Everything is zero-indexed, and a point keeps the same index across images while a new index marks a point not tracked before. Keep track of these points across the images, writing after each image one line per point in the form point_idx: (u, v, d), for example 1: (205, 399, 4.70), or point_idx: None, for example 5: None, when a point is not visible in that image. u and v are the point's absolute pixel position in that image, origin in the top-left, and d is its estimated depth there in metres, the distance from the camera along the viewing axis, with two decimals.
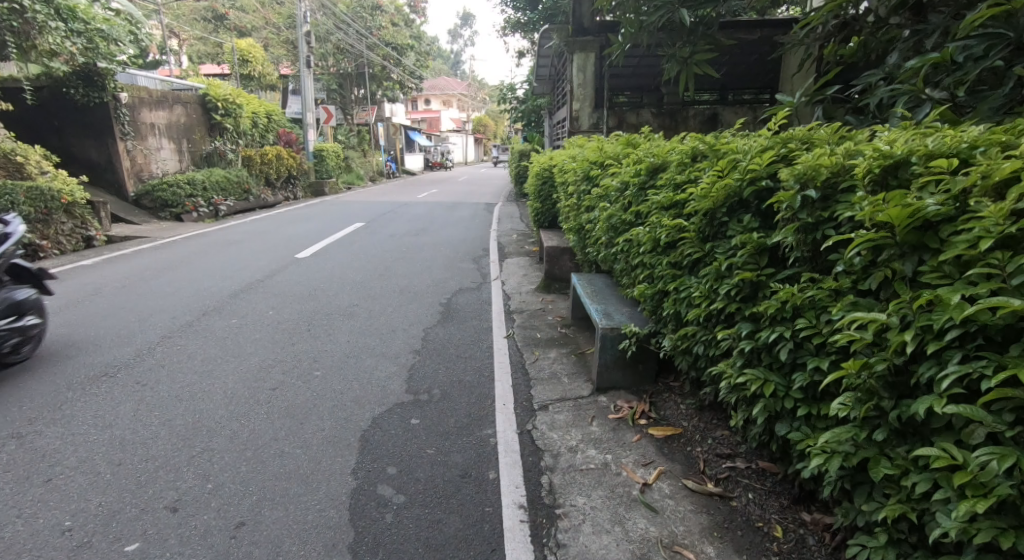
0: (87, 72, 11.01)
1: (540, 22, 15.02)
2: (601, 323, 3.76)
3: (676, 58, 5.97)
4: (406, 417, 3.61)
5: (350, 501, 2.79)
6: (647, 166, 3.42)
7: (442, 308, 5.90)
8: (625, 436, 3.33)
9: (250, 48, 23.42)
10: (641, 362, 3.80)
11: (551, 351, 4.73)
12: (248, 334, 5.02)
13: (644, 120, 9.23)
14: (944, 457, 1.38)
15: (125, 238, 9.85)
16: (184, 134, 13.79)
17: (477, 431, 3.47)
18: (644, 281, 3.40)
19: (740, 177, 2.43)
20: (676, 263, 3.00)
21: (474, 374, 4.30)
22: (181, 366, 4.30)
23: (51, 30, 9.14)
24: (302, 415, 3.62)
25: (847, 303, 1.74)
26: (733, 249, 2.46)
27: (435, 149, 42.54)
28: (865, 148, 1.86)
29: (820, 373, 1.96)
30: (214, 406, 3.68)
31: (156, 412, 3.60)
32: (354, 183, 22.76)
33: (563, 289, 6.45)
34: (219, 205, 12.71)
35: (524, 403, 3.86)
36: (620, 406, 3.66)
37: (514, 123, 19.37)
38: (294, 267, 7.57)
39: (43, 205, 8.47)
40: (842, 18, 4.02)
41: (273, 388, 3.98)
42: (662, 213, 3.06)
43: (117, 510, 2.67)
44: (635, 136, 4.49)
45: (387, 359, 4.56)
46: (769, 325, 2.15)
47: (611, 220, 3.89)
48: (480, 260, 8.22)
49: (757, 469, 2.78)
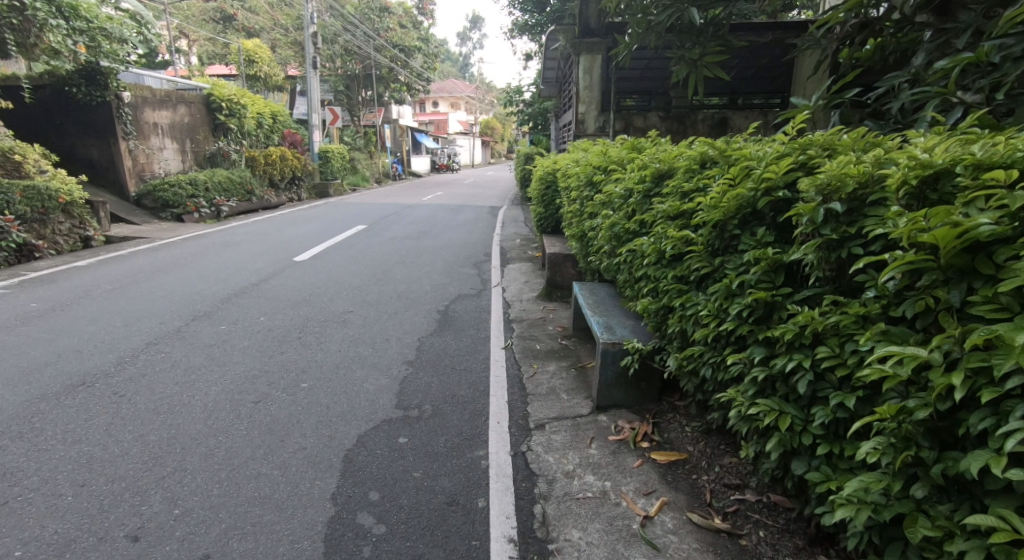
0: (90, 71, 10.91)
1: (547, 23, 14.81)
2: (601, 338, 3.54)
3: (686, 60, 5.73)
4: (394, 436, 3.41)
5: (326, 532, 2.59)
6: (652, 172, 3.22)
7: (440, 316, 5.70)
8: (626, 461, 3.12)
9: (256, 49, 23.34)
10: (644, 380, 3.59)
11: (549, 365, 4.51)
12: (236, 341, 4.84)
13: (651, 124, 8.95)
14: (1004, 529, 1.16)
15: (124, 238, 9.70)
16: (188, 134, 13.68)
17: (468, 452, 3.26)
18: (649, 294, 3.19)
19: (753, 187, 2.19)
20: (682, 278, 2.78)
21: (468, 389, 4.08)
22: (163, 376, 4.12)
23: (52, 27, 9.07)
24: (284, 431, 3.42)
25: (877, 331, 1.52)
26: (745, 265, 2.23)
27: (443, 151, 42.53)
28: (899, 155, 1.64)
29: (844, 409, 1.73)
30: (192, 420, 3.50)
31: (130, 426, 3.42)
32: (361, 183, 22.64)
33: (565, 296, 6.25)
34: (222, 206, 12.57)
35: (520, 420, 3.65)
36: (620, 427, 3.45)
37: (521, 125, 19.21)
38: (291, 270, 7.40)
39: (40, 204, 8.34)
40: (862, 17, 3.79)
41: (256, 401, 3.79)
42: (668, 223, 2.85)
43: (73, 539, 2.50)
44: (640, 141, 4.25)
45: (379, 370, 4.36)
46: (784, 352, 1.92)
47: (614, 229, 3.67)
48: (481, 265, 8.01)
49: (770, 503, 2.55)
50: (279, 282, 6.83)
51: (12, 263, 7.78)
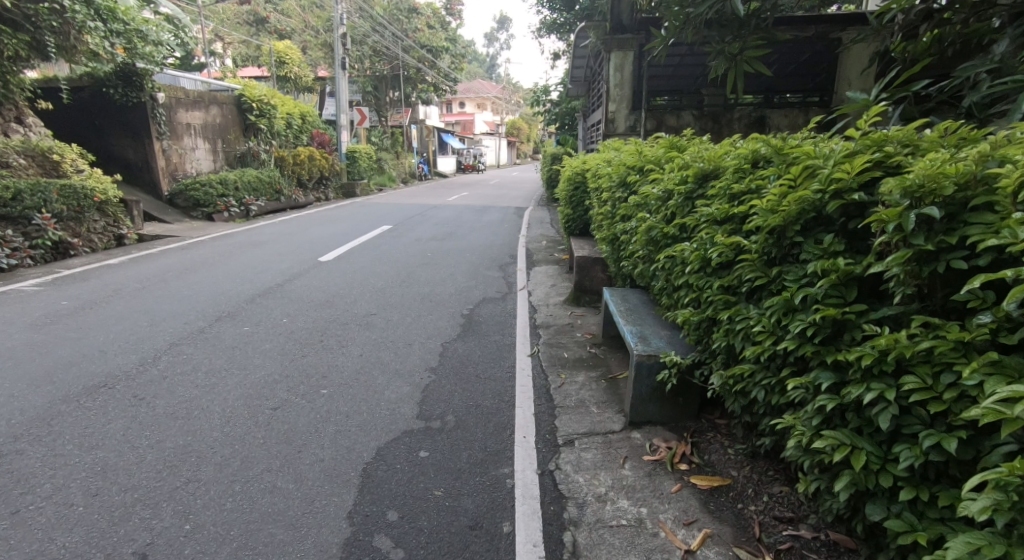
0: (127, 72, 11.02)
1: (576, 22, 14.58)
2: (636, 350, 3.31)
3: (724, 54, 5.46)
4: (415, 449, 3.21)
5: (341, 555, 2.40)
6: (695, 171, 2.98)
7: (464, 321, 5.50)
8: (663, 486, 2.88)
9: (287, 51, 23.49)
10: (682, 395, 3.34)
11: (578, 375, 4.28)
12: (258, 343, 4.68)
13: (685, 122, 8.61)
14: None
15: (156, 236, 9.72)
16: (220, 134, 13.77)
17: (492, 469, 3.05)
18: (691, 304, 2.95)
19: (819, 188, 1.94)
20: (729, 288, 2.54)
21: (493, 400, 3.87)
22: (183, 379, 3.91)
23: (90, 29, 9.07)
24: (302, 440, 3.23)
25: (988, 362, 1.31)
26: (807, 276, 1.98)
27: (470, 152, 42.45)
28: (1011, 153, 1.40)
29: (937, 450, 1.48)
30: (209, 426, 3.30)
31: (148, 430, 3.22)
32: (387, 183, 22.62)
33: (594, 301, 6.02)
34: (251, 205, 12.59)
35: (548, 435, 3.42)
36: (656, 447, 3.21)
37: (548, 125, 19.00)
38: (316, 271, 7.28)
39: (76, 203, 8.38)
40: (926, 6, 3.53)
41: (275, 407, 3.58)
42: (714, 228, 2.61)
43: (79, 555, 2.33)
44: (677, 139, 3.99)
45: (401, 377, 4.17)
46: (858, 379, 1.67)
47: (650, 233, 3.42)
48: (507, 268, 7.80)
49: (829, 541, 2.29)
50: (303, 283, 6.71)
51: (48, 260, 7.81)
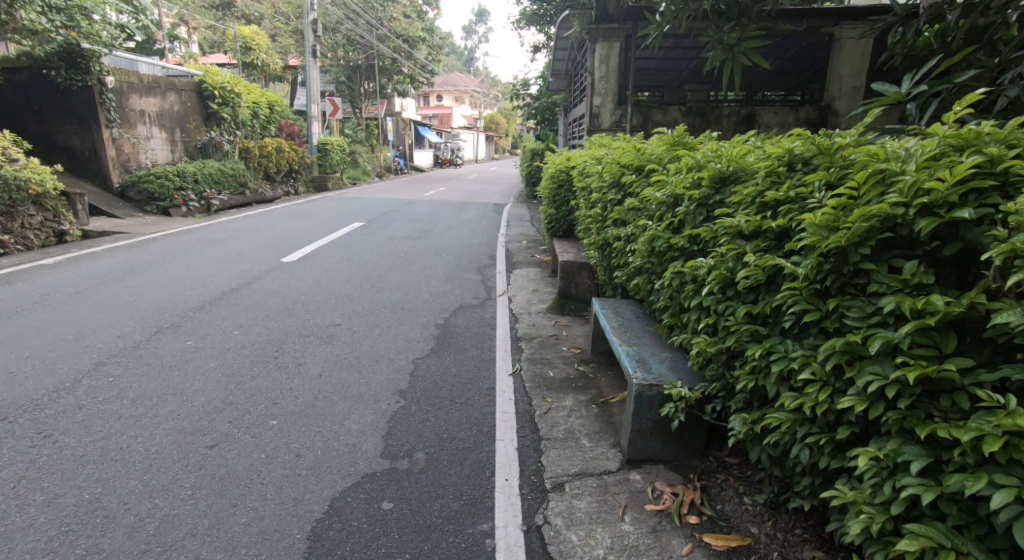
0: (69, 53, 10.14)
1: (558, 13, 14.10)
2: (635, 377, 2.85)
3: (722, 44, 4.96)
4: (376, 500, 2.70)
5: None
6: (711, 173, 2.54)
7: (438, 332, 4.99)
8: (671, 546, 2.42)
9: (254, 36, 22.48)
10: (689, 431, 2.89)
11: (566, 399, 3.80)
12: (201, 361, 4.10)
13: (672, 118, 8.11)
14: None
15: (103, 232, 8.99)
16: (178, 123, 12.96)
17: (469, 525, 2.56)
18: (705, 329, 2.50)
19: (900, 201, 1.51)
20: (756, 316, 2.09)
21: (470, 431, 3.37)
22: (104, 409, 3.33)
23: (24, 4, 8.37)
24: (238, 490, 2.69)
25: None
26: (877, 312, 1.55)
27: (447, 146, 41.44)
28: None
29: None
30: (126, 474, 2.74)
31: (47, 482, 2.66)
32: (362, 177, 21.84)
33: (580, 310, 5.56)
34: (212, 199, 11.81)
35: (533, 478, 2.94)
36: (660, 492, 2.74)
37: (527, 120, 18.52)
38: (276, 274, 6.69)
39: (6, 195, 7.62)
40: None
41: (212, 446, 3.04)
42: (739, 243, 2.17)
43: None
44: (678, 135, 3.55)
45: (364, 403, 3.65)
46: (976, 465, 1.25)
47: (651, 241, 2.96)
48: (485, 271, 7.29)
49: None
50: (261, 287, 6.11)
51: None
